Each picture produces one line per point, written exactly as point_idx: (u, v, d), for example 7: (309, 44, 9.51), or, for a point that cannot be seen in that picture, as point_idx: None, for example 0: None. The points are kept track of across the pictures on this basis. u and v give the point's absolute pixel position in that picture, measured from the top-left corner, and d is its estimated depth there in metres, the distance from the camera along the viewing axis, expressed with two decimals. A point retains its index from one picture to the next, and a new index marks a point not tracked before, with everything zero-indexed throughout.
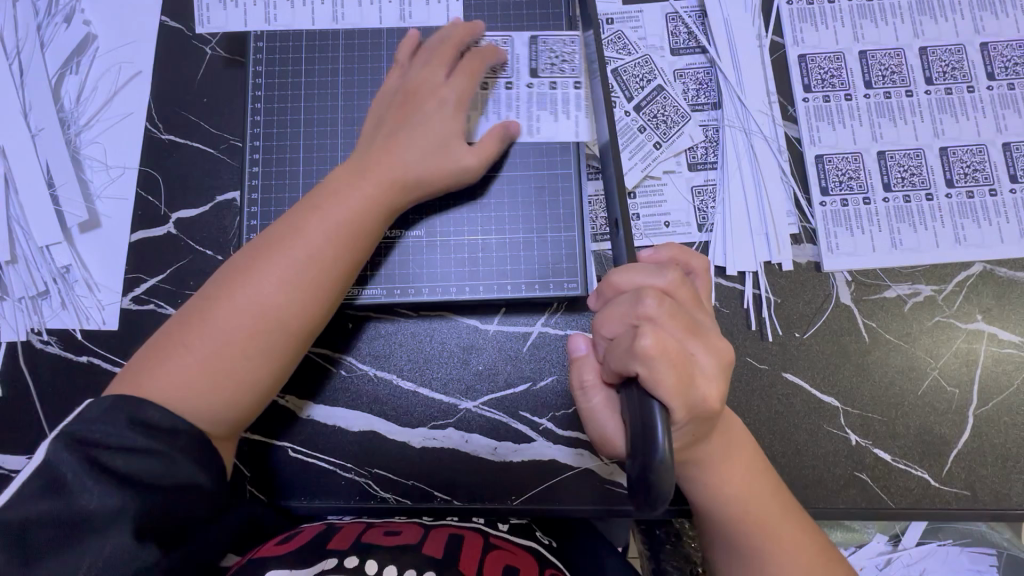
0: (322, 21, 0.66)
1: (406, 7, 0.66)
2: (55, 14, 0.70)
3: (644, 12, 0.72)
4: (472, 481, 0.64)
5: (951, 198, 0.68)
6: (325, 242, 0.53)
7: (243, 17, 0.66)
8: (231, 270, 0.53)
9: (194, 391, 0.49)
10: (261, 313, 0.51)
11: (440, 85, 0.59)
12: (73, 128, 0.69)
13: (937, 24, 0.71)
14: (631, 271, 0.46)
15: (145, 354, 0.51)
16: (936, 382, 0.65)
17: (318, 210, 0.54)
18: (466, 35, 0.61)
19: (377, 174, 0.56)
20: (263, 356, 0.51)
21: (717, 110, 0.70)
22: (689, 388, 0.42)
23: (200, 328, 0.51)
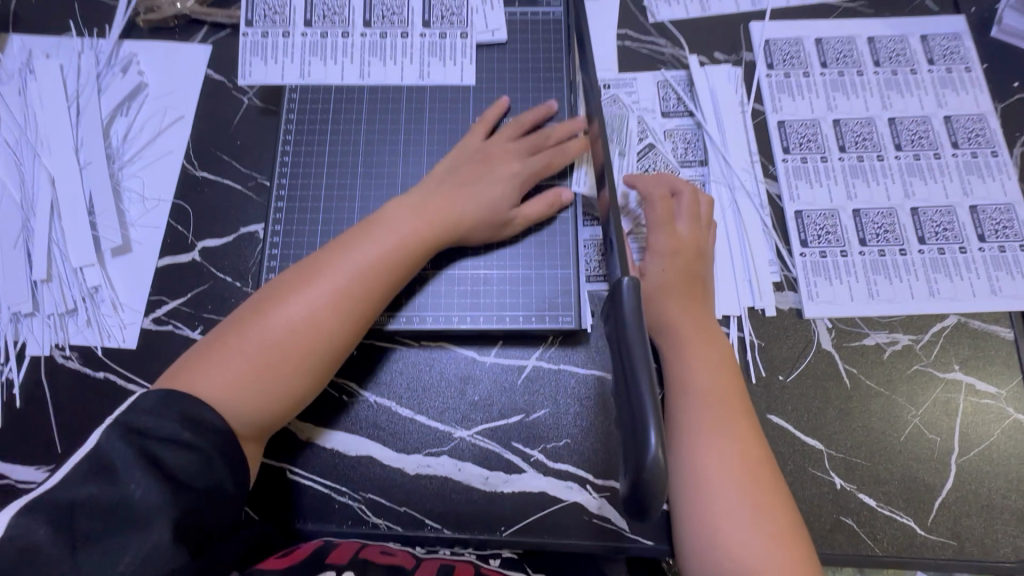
0: (350, 78, 0.74)
1: (425, 69, 0.74)
2: (113, 65, 0.80)
3: (638, 80, 0.80)
4: (463, 510, 0.65)
5: (924, 254, 0.72)
6: (370, 268, 0.58)
7: (280, 72, 0.74)
8: (286, 281, 0.58)
9: (244, 395, 0.53)
10: (307, 326, 0.55)
11: (509, 147, 0.68)
12: (118, 163, 0.76)
13: (904, 98, 0.79)
14: (690, 201, 0.70)
15: (199, 351, 0.55)
16: (918, 430, 0.67)
17: (369, 236, 0.60)
18: (544, 114, 0.70)
19: (428, 211, 0.62)
20: (301, 366, 0.55)
21: (704, 167, 0.76)
22: (694, 269, 0.67)
23: (252, 333, 0.55)
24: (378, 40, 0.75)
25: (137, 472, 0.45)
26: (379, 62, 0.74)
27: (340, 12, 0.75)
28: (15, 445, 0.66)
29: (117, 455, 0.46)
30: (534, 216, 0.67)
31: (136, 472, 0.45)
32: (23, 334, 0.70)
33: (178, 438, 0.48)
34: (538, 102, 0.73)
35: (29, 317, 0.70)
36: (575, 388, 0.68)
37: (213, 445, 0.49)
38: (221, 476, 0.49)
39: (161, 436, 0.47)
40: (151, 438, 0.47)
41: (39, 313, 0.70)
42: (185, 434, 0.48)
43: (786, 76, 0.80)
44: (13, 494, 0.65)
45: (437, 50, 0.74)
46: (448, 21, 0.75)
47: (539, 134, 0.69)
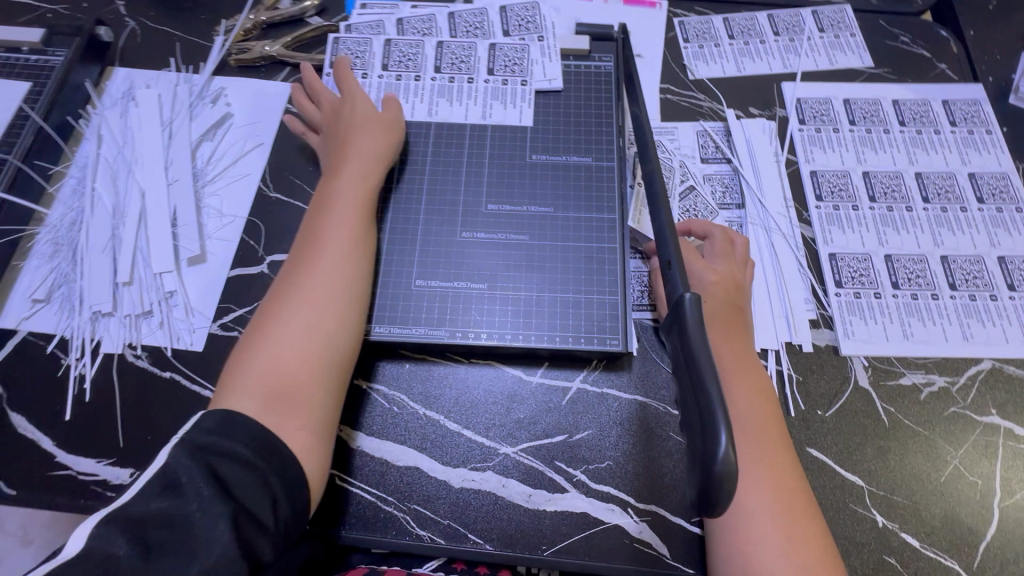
0: (419, 114, 0.82)
1: (487, 110, 0.82)
2: (205, 97, 0.88)
3: (679, 128, 0.87)
4: (506, 527, 0.66)
5: (956, 300, 0.75)
6: (344, 253, 0.68)
7: None
8: (271, 299, 0.65)
9: (271, 382, 0.59)
10: (301, 318, 0.63)
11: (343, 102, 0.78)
12: (201, 181, 0.83)
13: (930, 156, 0.84)
14: (722, 243, 0.74)
15: (223, 381, 0.61)
16: (958, 471, 0.68)
17: (317, 233, 0.68)
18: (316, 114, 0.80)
19: (350, 199, 0.70)
20: (308, 350, 0.62)
21: (742, 210, 0.81)
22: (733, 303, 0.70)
23: (259, 346, 0.62)
24: (447, 83, 0.83)
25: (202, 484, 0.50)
26: (446, 103, 0.82)
27: (414, 59, 0.85)
28: (80, 437, 0.69)
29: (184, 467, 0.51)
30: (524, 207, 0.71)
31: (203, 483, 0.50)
32: (99, 332, 0.74)
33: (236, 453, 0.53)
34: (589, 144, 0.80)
35: (108, 317, 0.75)
36: (618, 412, 0.70)
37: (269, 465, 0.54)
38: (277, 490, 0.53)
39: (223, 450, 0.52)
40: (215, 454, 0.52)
41: (117, 313, 0.75)
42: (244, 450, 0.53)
43: (817, 131, 0.86)
44: (72, 485, 0.67)
45: (500, 94, 0.83)
46: (510, 68, 0.84)
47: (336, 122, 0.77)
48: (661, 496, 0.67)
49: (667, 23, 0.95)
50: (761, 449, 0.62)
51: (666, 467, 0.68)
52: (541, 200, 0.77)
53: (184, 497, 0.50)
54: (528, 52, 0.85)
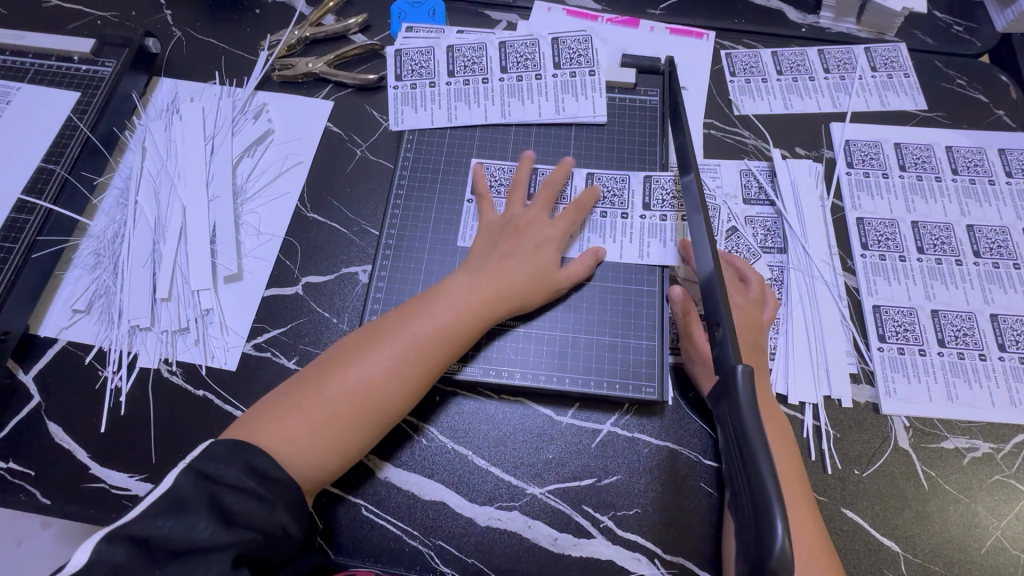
0: (493, 117, 0.81)
1: (550, 142, 0.81)
2: (247, 113, 0.89)
3: (722, 166, 0.85)
4: (529, 568, 0.66)
5: (1004, 361, 0.73)
6: (426, 348, 0.65)
7: (429, 119, 0.82)
8: (336, 356, 0.65)
9: (298, 449, 0.60)
10: (344, 410, 0.62)
11: (545, 226, 0.74)
12: (241, 198, 0.83)
13: (983, 207, 0.82)
14: (733, 281, 0.74)
15: (265, 407, 0.63)
16: (1000, 543, 0.65)
17: (398, 334, 0.66)
18: (564, 175, 0.75)
19: (449, 316, 0.67)
20: (336, 433, 0.62)
21: (783, 255, 0.79)
22: (753, 339, 0.70)
23: (300, 403, 0.62)
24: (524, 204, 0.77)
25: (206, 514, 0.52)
26: (518, 102, 0.82)
27: (478, 63, 0.84)
28: (113, 450, 0.70)
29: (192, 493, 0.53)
30: (578, 275, 0.72)
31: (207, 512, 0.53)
32: (136, 345, 0.75)
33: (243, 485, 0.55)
34: (632, 180, 0.78)
35: (145, 331, 0.76)
36: (649, 458, 0.69)
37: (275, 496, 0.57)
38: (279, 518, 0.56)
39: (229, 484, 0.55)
40: (218, 484, 0.55)
41: (154, 328, 0.76)
42: (250, 483, 0.56)
43: (865, 176, 0.84)
44: (105, 498, 0.68)
45: (569, 87, 0.82)
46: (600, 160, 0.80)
47: (551, 189, 0.75)
48: (689, 548, 0.65)
49: (714, 55, 0.93)
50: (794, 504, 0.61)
51: (696, 519, 0.67)
52: (582, 238, 0.76)
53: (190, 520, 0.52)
54: (630, 181, 0.78)
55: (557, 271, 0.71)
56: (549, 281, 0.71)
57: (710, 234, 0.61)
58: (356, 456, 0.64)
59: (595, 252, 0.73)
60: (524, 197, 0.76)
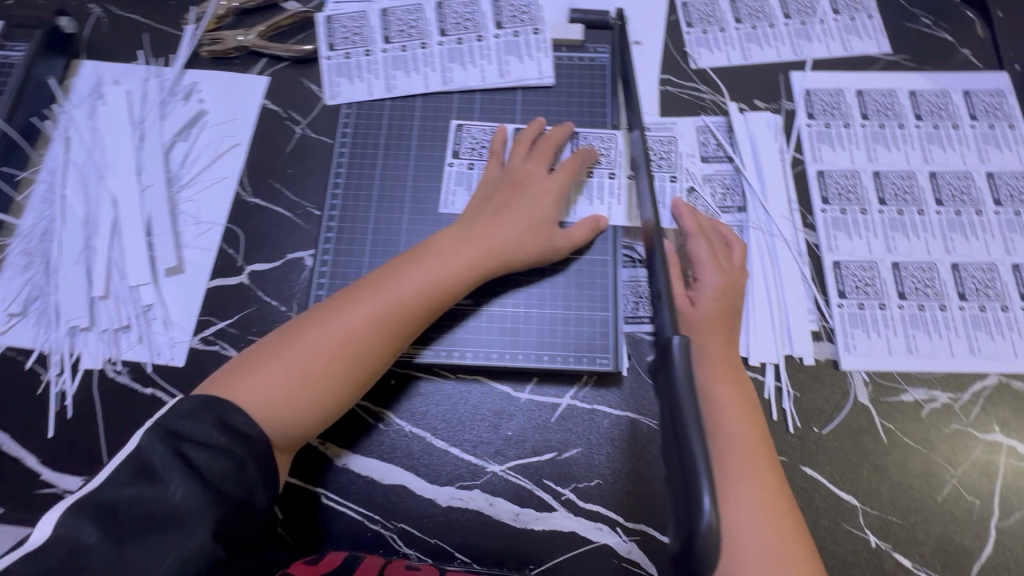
0: (434, 84, 0.77)
1: (496, 108, 0.76)
2: (177, 94, 0.84)
3: (679, 124, 0.81)
4: (492, 545, 0.66)
5: (964, 311, 0.72)
6: (405, 304, 0.61)
7: (367, 90, 0.78)
8: (313, 313, 0.62)
9: (270, 407, 0.58)
10: (312, 368, 0.59)
11: (541, 179, 0.69)
12: (176, 186, 0.79)
13: (946, 153, 0.79)
14: (720, 246, 0.72)
15: (237, 364, 0.60)
16: (957, 491, 0.66)
17: (373, 291, 0.61)
18: (561, 134, 0.73)
19: (430, 270, 0.62)
20: (308, 392, 0.59)
21: (743, 213, 0.77)
22: (731, 305, 0.69)
23: (272, 361, 0.59)
24: (465, 171, 0.74)
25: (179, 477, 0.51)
26: (459, 67, 0.77)
27: (415, 26, 0.79)
28: (62, 454, 0.69)
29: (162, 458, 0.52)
30: (577, 237, 0.68)
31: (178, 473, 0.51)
32: (77, 347, 0.72)
33: (213, 443, 0.53)
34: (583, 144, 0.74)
35: (85, 330, 0.73)
36: (608, 429, 0.69)
37: (245, 452, 0.55)
38: (251, 481, 0.55)
39: (197, 441, 0.53)
40: (187, 441, 0.53)
41: (94, 327, 0.73)
42: (221, 441, 0.54)
43: (826, 127, 0.81)
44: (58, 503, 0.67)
45: (513, 48, 0.78)
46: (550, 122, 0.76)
47: (546, 144, 0.71)
48: (650, 515, 0.66)
49: (669, 5, 0.88)
50: (751, 463, 0.61)
51: (656, 486, 0.66)
52: (577, 199, 0.72)
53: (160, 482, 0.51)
54: (615, 141, 0.75)
55: (554, 228, 0.67)
56: (549, 238, 0.67)
57: (653, 189, 0.58)
58: (330, 417, 0.61)
59: (595, 219, 0.70)
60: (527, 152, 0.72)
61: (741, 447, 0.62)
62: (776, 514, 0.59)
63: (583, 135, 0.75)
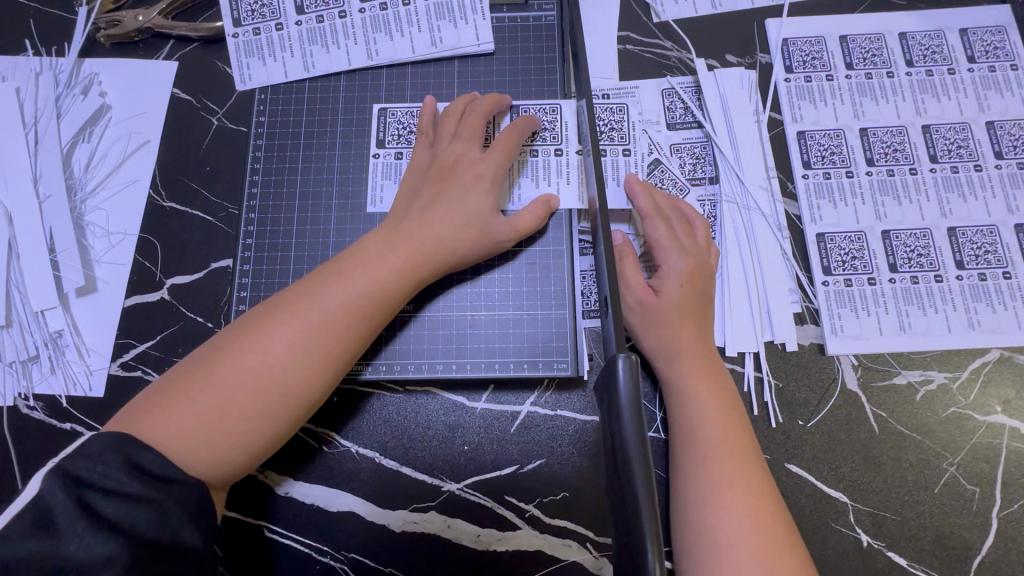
0: (358, 60, 0.69)
1: (431, 84, 0.68)
2: (73, 88, 0.73)
3: (640, 88, 0.72)
4: (453, 570, 0.60)
5: (962, 280, 0.65)
6: (345, 314, 0.52)
7: (283, 70, 0.69)
8: (237, 330, 0.52)
9: (188, 446, 0.47)
10: (244, 393, 0.49)
11: (476, 161, 0.60)
12: (79, 194, 0.70)
13: (940, 102, 0.71)
14: (680, 226, 0.64)
15: (151, 394, 0.50)
16: (955, 480, 0.60)
17: (308, 300, 0.52)
18: (495, 104, 0.63)
19: (373, 274, 0.54)
20: (236, 423, 0.49)
21: (715, 185, 0.69)
22: (700, 290, 0.62)
23: (191, 388, 0.49)
24: (392, 161, 0.66)
25: (81, 530, 0.41)
26: (385, 37, 0.68)
27: None
28: None
29: (62, 510, 0.41)
30: (527, 223, 0.60)
31: (80, 527, 0.41)
32: None
33: (125, 490, 0.43)
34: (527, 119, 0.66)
35: None
36: (574, 437, 0.62)
37: (166, 496, 0.45)
38: (178, 527, 0.44)
39: (104, 488, 0.43)
40: (93, 489, 0.42)
41: (1, 360, 0.66)
42: (134, 486, 0.43)
43: (807, 80, 0.72)
44: None
45: (446, 11, 0.68)
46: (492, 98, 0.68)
47: (476, 117, 0.62)
48: None
49: None
50: (729, 467, 0.53)
51: None
52: (518, 183, 0.64)
53: (60, 536, 0.40)
54: (562, 112, 0.66)
55: (496, 217, 0.60)
56: (487, 230, 0.59)
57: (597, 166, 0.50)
58: (268, 450, 0.52)
59: (546, 200, 0.61)
60: (457, 125, 0.62)
61: (716, 449, 0.54)
62: (760, 518, 0.50)
63: (528, 109, 0.66)
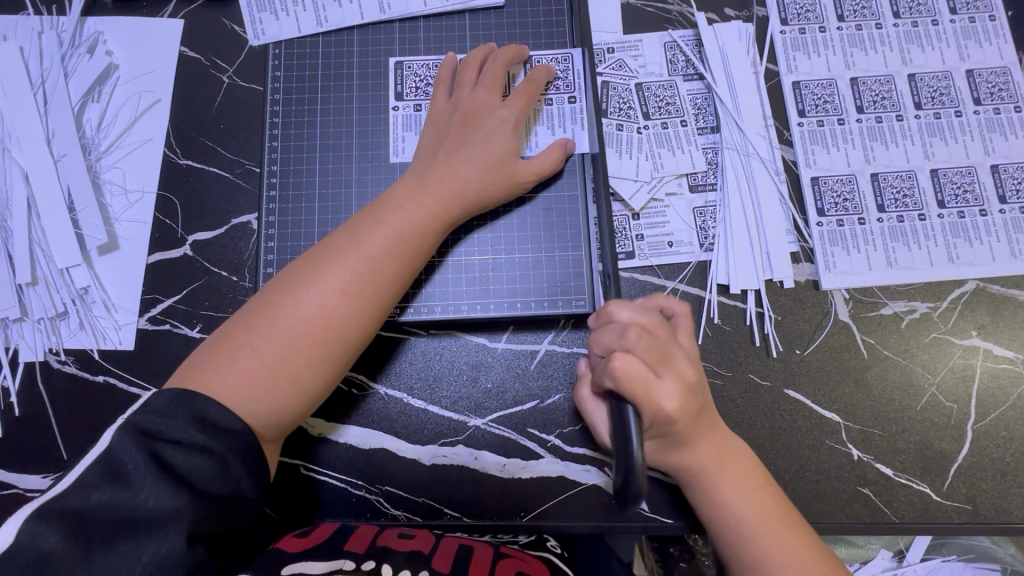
0: (370, 15, 0.70)
1: (442, 37, 0.70)
2: (79, 46, 0.73)
3: (644, 42, 0.75)
4: (482, 497, 0.65)
5: (943, 218, 0.70)
6: (390, 260, 0.55)
7: (295, 25, 0.71)
8: (284, 285, 0.54)
9: (256, 393, 0.50)
10: (302, 343, 0.52)
11: (497, 108, 0.63)
12: (93, 153, 0.70)
13: (925, 52, 0.75)
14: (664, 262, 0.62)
15: (208, 349, 0.52)
16: (935, 398, 0.67)
17: (352, 250, 0.55)
18: (516, 56, 0.66)
19: (409, 222, 0.57)
20: (299, 369, 0.52)
21: (717, 134, 0.73)
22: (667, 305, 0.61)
23: (249, 342, 0.51)
24: (411, 114, 0.68)
25: (144, 479, 0.43)
26: None
27: None
28: (18, 454, 0.65)
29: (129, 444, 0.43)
30: (540, 169, 0.63)
31: (150, 480, 0.43)
32: (13, 340, 0.67)
33: (191, 442, 0.45)
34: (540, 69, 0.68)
35: (20, 322, 0.67)
36: None
37: (225, 446, 0.46)
38: (239, 482, 0.47)
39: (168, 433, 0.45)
40: (165, 442, 0.44)
41: (29, 318, 0.67)
42: (196, 436, 0.45)
43: (802, 33, 0.75)
44: (22, 503, 0.63)
45: None
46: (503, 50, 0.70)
47: (496, 65, 0.64)
48: None
49: None
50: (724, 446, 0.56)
51: None
52: (533, 133, 0.67)
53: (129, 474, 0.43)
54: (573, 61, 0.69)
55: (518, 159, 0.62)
56: (510, 173, 0.62)
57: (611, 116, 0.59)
58: (327, 392, 0.55)
59: (561, 144, 0.64)
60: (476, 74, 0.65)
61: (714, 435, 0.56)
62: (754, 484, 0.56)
63: (541, 59, 0.68)
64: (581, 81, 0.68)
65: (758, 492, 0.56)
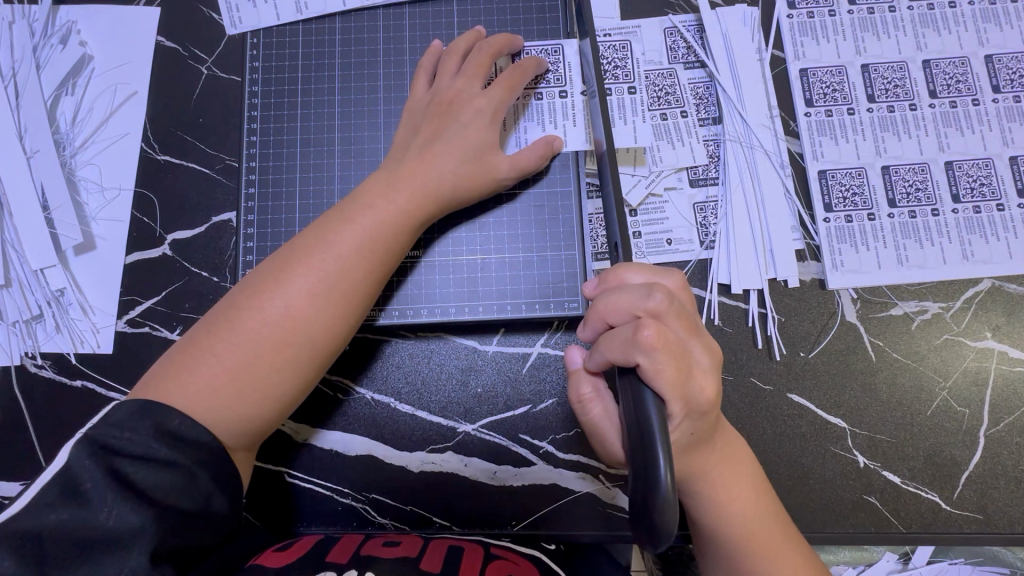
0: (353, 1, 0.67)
1: (429, 24, 0.66)
2: (51, 36, 0.70)
3: (643, 27, 0.71)
4: (472, 505, 0.63)
5: (958, 214, 0.67)
6: (360, 261, 0.53)
7: (274, 13, 0.67)
8: (249, 289, 0.51)
9: (220, 402, 0.48)
10: (267, 348, 0.49)
11: (476, 96, 0.59)
12: (68, 149, 0.68)
13: (941, 36, 0.71)
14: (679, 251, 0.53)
15: (171, 356, 0.50)
16: (946, 403, 0.64)
17: (319, 249, 0.52)
18: (505, 45, 0.62)
19: (376, 219, 0.54)
20: (265, 376, 0.49)
21: (718, 125, 0.69)
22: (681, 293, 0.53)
23: (214, 348, 0.49)
24: (397, 106, 0.65)
25: (109, 496, 0.41)
26: None
27: None
28: None
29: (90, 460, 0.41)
30: (529, 165, 0.60)
31: (101, 510, 0.41)
32: None
33: (154, 461, 0.43)
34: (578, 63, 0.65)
35: None
36: None
37: (191, 460, 0.45)
38: (207, 501, 0.45)
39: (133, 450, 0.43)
40: (117, 472, 0.42)
41: (4, 320, 0.65)
42: (161, 452, 0.44)
43: (810, 16, 0.71)
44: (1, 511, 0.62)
45: None
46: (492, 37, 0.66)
47: (477, 53, 0.61)
48: None
49: None
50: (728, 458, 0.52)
51: None
52: (519, 127, 0.63)
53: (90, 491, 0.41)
54: (564, 52, 0.65)
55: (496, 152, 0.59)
56: (489, 169, 0.59)
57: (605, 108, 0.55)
58: (298, 398, 0.52)
59: (548, 141, 0.61)
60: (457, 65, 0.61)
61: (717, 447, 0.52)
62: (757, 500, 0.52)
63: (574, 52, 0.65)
64: (575, 70, 0.64)
65: (764, 505, 0.52)
